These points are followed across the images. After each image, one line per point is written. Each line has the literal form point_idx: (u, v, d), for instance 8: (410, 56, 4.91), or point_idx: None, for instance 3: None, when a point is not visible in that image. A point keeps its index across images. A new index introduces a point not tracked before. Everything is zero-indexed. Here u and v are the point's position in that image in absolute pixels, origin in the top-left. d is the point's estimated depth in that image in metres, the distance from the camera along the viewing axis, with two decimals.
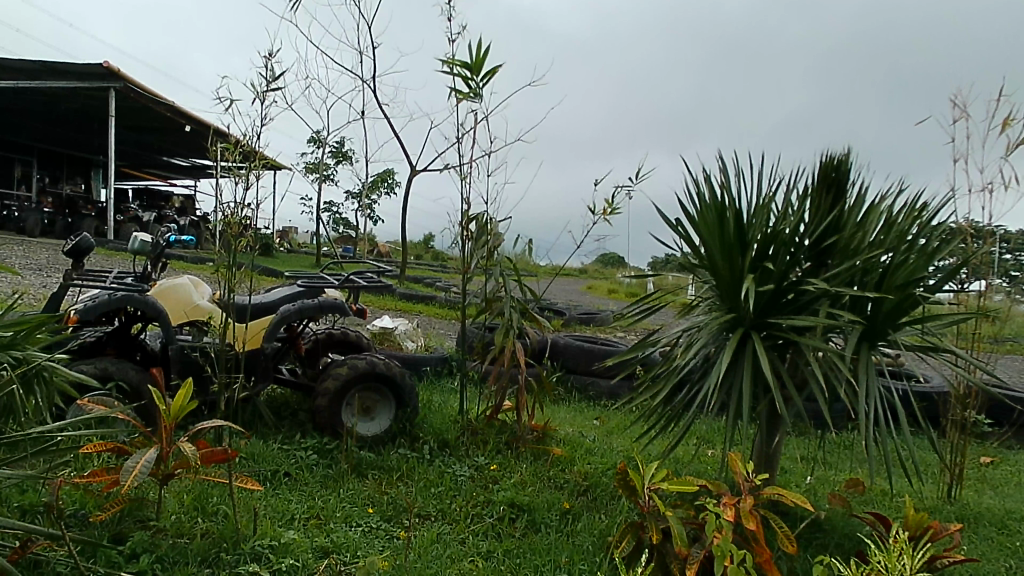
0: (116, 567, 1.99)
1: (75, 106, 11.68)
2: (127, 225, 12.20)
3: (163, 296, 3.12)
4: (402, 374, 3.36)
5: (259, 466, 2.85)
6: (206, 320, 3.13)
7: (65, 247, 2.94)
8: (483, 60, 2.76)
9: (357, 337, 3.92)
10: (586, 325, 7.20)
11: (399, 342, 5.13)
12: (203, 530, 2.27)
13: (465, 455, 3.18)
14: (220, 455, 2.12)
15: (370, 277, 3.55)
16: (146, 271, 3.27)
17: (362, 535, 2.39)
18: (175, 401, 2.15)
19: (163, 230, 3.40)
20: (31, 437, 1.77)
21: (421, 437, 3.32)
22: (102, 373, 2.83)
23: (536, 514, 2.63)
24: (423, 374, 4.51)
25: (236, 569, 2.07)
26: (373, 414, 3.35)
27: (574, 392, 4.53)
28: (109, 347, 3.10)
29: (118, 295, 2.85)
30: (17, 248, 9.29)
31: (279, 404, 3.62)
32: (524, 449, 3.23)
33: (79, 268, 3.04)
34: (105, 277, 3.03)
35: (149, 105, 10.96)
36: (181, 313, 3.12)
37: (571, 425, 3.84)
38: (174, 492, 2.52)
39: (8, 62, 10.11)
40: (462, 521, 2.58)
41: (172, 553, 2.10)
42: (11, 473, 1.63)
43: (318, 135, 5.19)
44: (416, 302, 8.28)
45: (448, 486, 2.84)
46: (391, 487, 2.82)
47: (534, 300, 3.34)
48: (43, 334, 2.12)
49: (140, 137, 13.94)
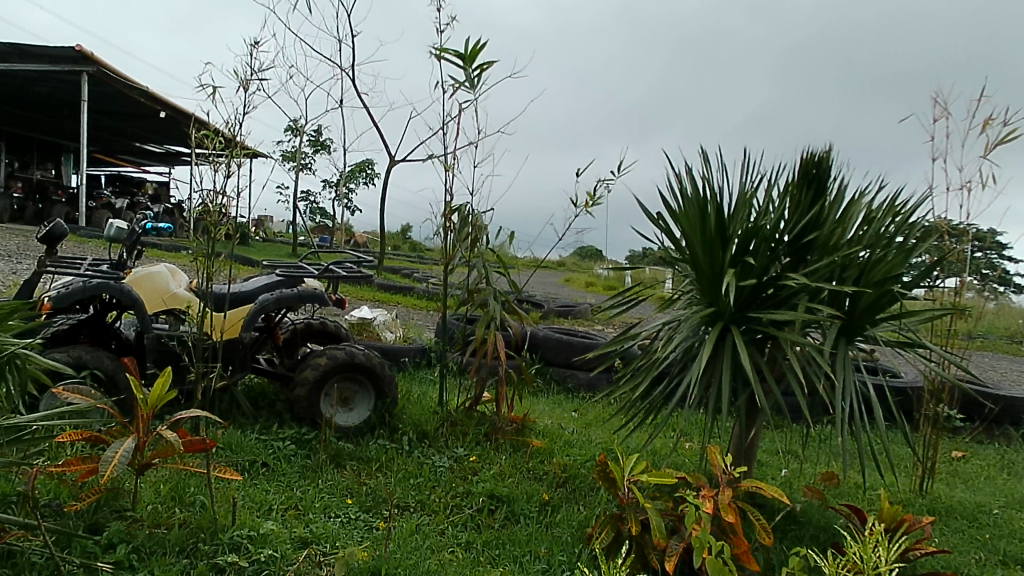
0: (92, 558, 1.97)
1: (47, 89, 11.47)
2: (99, 213, 11.97)
3: (139, 284, 3.07)
4: (381, 364, 3.34)
5: (236, 456, 2.83)
6: (183, 309, 3.08)
7: (38, 233, 2.88)
8: (474, 52, 2.76)
9: (336, 327, 3.88)
10: (564, 317, 7.24)
11: (377, 333, 5.10)
12: (180, 520, 2.24)
13: (444, 446, 3.17)
14: (199, 445, 2.10)
15: (349, 266, 3.52)
16: (122, 258, 3.22)
17: (341, 526, 2.38)
18: (153, 391, 2.11)
19: (139, 217, 3.34)
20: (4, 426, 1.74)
21: (401, 429, 3.30)
22: (77, 361, 2.79)
23: (515, 505, 2.64)
24: (402, 365, 4.51)
25: (215, 561, 2.05)
26: (352, 405, 3.33)
27: (552, 384, 4.56)
28: (83, 335, 3.05)
29: (93, 283, 2.81)
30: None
31: (256, 394, 3.59)
32: (504, 440, 3.23)
33: (52, 255, 2.98)
34: (81, 264, 2.98)
35: (124, 91, 10.79)
36: (158, 301, 3.06)
37: (550, 417, 3.85)
38: (150, 482, 2.49)
39: None
40: (441, 512, 2.58)
41: (149, 543, 2.08)
42: None
43: (296, 122, 5.14)
44: (395, 292, 8.25)
45: (427, 477, 2.83)
46: (369, 478, 2.80)
47: (516, 292, 3.34)
48: (15, 321, 2.08)
49: (113, 123, 13.73)
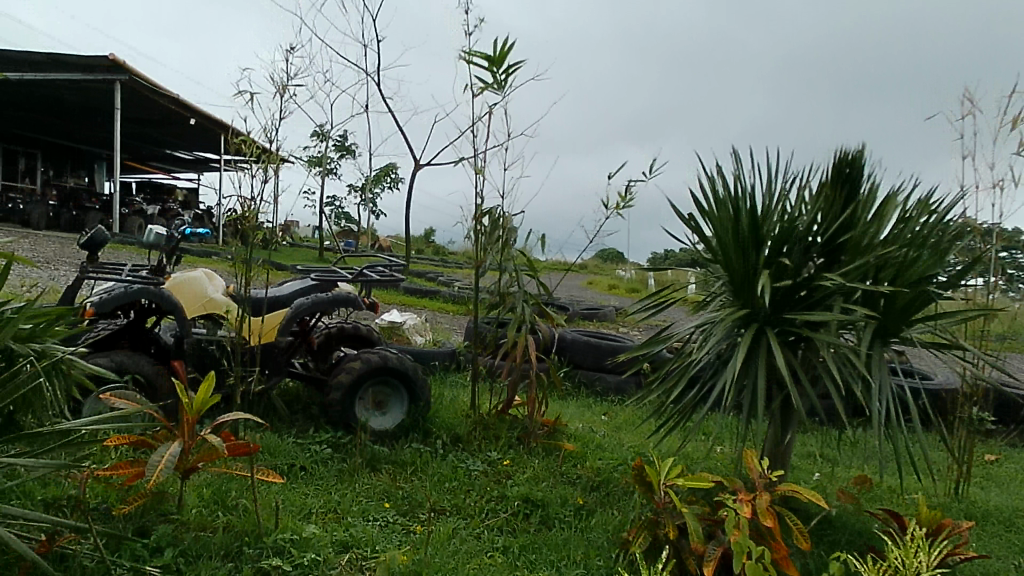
0: (141, 561, 2.01)
1: (79, 98, 11.70)
2: (131, 219, 12.16)
3: (178, 290, 3.11)
4: (414, 368, 3.36)
5: (274, 460, 2.86)
6: (222, 314, 3.12)
7: (81, 240, 2.93)
8: (502, 54, 2.79)
9: (368, 331, 3.91)
10: (588, 320, 7.25)
11: (407, 337, 5.14)
12: (224, 523, 2.27)
13: (477, 450, 3.18)
14: (243, 448, 2.14)
15: (382, 270, 3.55)
16: (161, 264, 3.26)
17: (379, 529, 2.41)
18: (198, 394, 2.14)
19: (177, 223, 3.39)
20: (53, 430, 1.80)
21: (433, 433, 3.32)
22: (118, 365, 2.85)
23: (549, 510, 2.64)
24: (432, 369, 4.54)
25: (260, 565, 2.07)
26: (385, 408, 3.35)
27: (580, 387, 4.56)
28: (123, 340, 3.11)
29: (134, 289, 2.87)
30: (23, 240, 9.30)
31: (291, 398, 3.63)
32: (535, 444, 3.24)
33: (94, 261, 3.03)
34: (122, 270, 3.03)
35: (155, 99, 10.98)
36: (197, 307, 3.11)
37: (580, 421, 3.85)
38: (193, 486, 2.52)
39: (14, 53, 10.10)
40: (477, 515, 2.59)
41: (195, 546, 2.11)
42: (39, 464, 1.67)
43: (322, 129, 5.20)
44: (421, 296, 8.31)
45: (461, 481, 2.85)
46: (405, 482, 2.82)
47: (546, 295, 3.34)
48: (62, 327, 2.14)
49: (143, 130, 13.96)
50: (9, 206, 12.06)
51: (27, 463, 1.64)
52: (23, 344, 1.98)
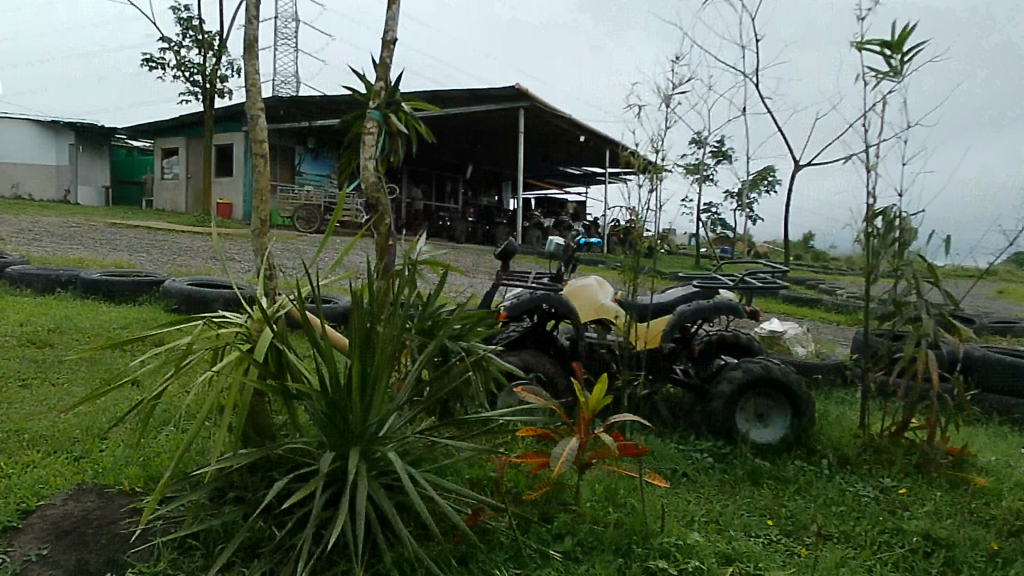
0: (545, 545, 2.17)
1: (487, 126, 13.32)
2: (530, 231, 13.51)
3: (573, 297, 3.32)
4: (799, 381, 3.19)
5: (658, 463, 2.92)
6: (612, 320, 3.23)
7: (496, 251, 3.23)
8: (905, 37, 2.54)
9: (749, 338, 3.79)
10: (1007, 335, 6.22)
11: (788, 347, 4.91)
12: (615, 520, 2.36)
13: (869, 474, 2.90)
14: (632, 450, 2.18)
15: (764, 277, 3.43)
16: (558, 273, 3.45)
17: (762, 547, 2.32)
18: (592, 395, 2.26)
19: (573, 234, 3.57)
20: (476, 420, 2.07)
21: (819, 450, 3.11)
22: (525, 365, 3.07)
23: (960, 553, 2.30)
24: (815, 383, 4.27)
25: (648, 565, 2.12)
26: (767, 420, 3.22)
27: (993, 415, 3.88)
28: (529, 343, 3.30)
29: (538, 294, 3.06)
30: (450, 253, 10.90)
31: (673, 404, 3.68)
32: (940, 475, 2.86)
33: (505, 270, 3.32)
34: (528, 278, 3.31)
35: (548, 121, 12.05)
36: (590, 312, 3.25)
37: (996, 452, 3.30)
38: (588, 480, 2.67)
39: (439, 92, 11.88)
40: (870, 547, 2.36)
41: (591, 538, 2.22)
42: (466, 446, 1.92)
43: (701, 136, 5.23)
44: (801, 304, 7.89)
45: (852, 507, 2.63)
46: (789, 500, 2.68)
47: (954, 306, 2.93)
48: (483, 329, 2.46)
49: (537, 150, 15.39)
50: (439, 223, 14.24)
51: (458, 444, 1.90)
52: (455, 342, 2.31)
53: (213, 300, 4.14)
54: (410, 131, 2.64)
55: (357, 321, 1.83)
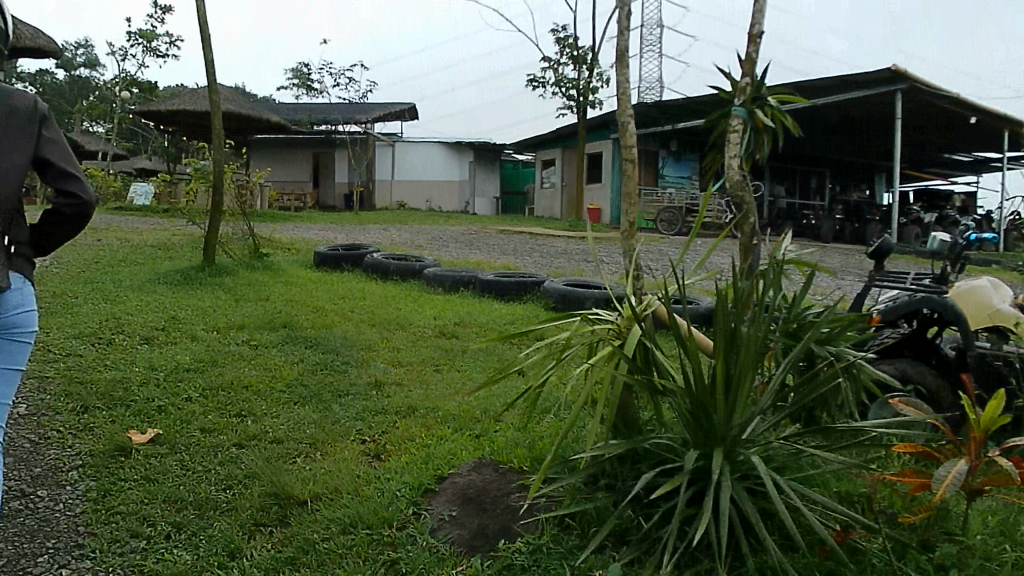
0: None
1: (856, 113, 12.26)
2: (910, 228, 12.13)
3: (962, 299, 2.85)
4: None
5: None
6: (1011, 328, 2.78)
7: (868, 249, 2.97)
8: None
9: None
10: None
11: None
12: (1015, 561, 1.99)
13: None
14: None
15: None
16: (944, 272, 3.03)
17: None
18: (987, 409, 1.83)
19: (963, 229, 3.16)
20: (844, 429, 1.90)
21: None
22: (902, 374, 2.76)
23: None
24: None
25: None
26: None
27: None
28: (906, 350, 2.90)
29: (918, 297, 2.72)
30: (819, 254, 10.22)
31: None
32: None
33: (879, 270, 3.03)
34: (907, 279, 2.98)
35: (933, 101, 10.70)
36: (983, 319, 2.80)
37: None
38: (980, 511, 2.30)
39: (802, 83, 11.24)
40: None
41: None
42: (833, 459, 1.79)
43: None
44: None
45: None
46: None
47: None
48: (853, 334, 2.28)
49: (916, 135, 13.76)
50: (804, 221, 13.48)
51: (825, 456, 1.79)
52: (822, 346, 2.16)
53: (585, 299, 4.43)
54: (775, 127, 2.56)
55: (722, 320, 1.81)
